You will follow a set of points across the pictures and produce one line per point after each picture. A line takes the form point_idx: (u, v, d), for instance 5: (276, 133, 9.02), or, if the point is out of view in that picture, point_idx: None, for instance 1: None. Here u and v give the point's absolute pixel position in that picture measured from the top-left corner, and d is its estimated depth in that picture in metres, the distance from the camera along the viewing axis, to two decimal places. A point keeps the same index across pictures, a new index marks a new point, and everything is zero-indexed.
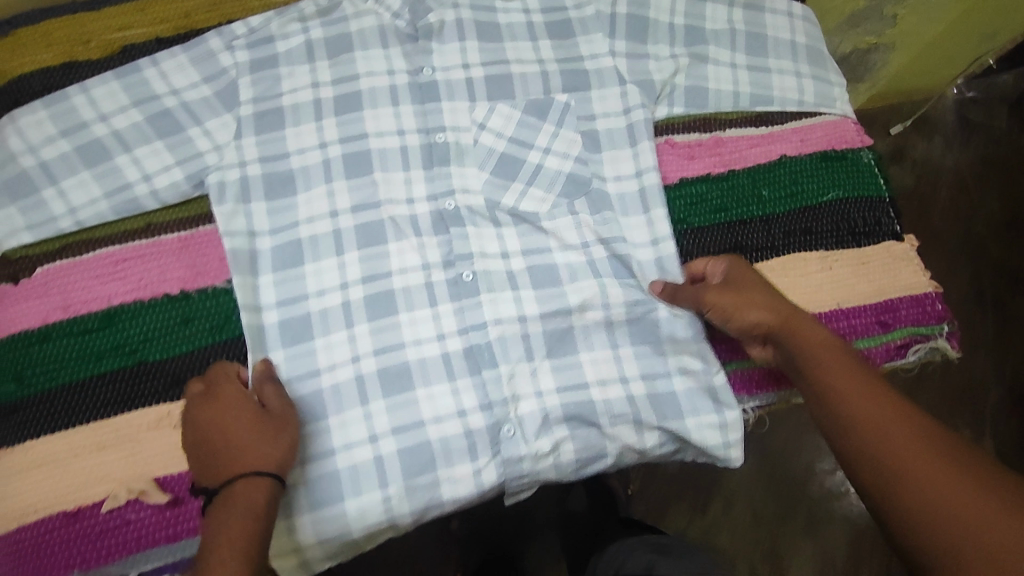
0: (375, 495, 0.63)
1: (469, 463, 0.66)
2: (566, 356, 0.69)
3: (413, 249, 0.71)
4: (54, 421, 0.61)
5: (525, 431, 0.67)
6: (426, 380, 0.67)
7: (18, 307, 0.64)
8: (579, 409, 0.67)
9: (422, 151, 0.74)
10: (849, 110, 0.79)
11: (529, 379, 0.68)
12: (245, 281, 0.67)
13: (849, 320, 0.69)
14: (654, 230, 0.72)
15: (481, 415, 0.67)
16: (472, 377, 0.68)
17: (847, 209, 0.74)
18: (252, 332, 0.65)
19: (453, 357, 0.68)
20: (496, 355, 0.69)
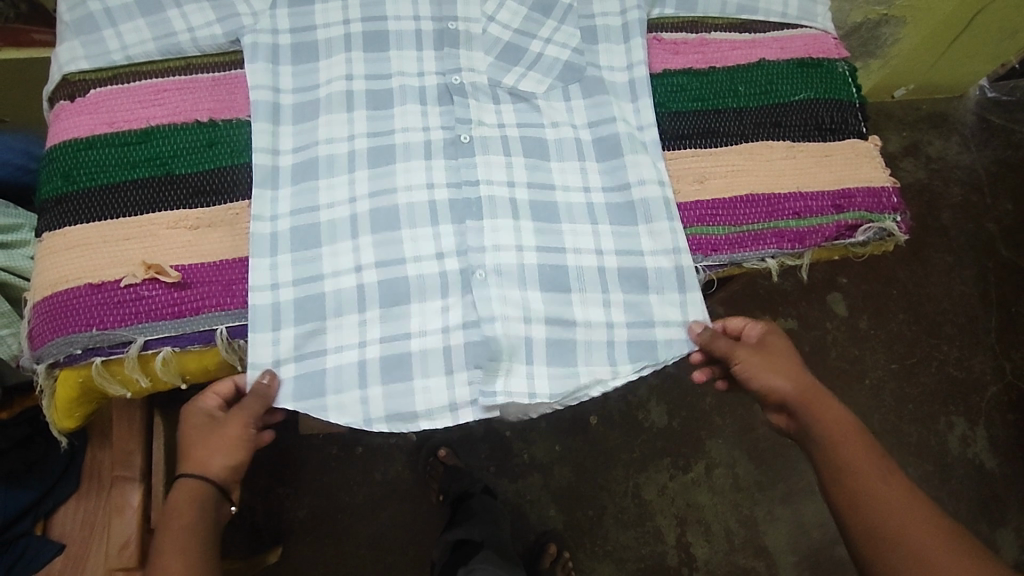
0: (354, 316, 0.69)
1: (439, 300, 0.70)
2: (551, 221, 0.73)
3: (416, 114, 0.75)
4: (91, 213, 0.70)
5: (498, 279, 0.70)
6: (412, 223, 0.71)
7: (71, 120, 0.74)
8: (555, 272, 0.71)
9: (433, 35, 0.79)
10: (829, 28, 0.86)
11: (512, 236, 0.72)
12: (261, 126, 0.73)
13: (805, 202, 0.74)
14: (640, 116, 0.77)
15: (457, 259, 0.71)
16: (455, 228, 0.72)
17: (816, 108, 0.80)
18: (261, 169, 0.72)
19: (440, 208, 0.72)
20: (482, 210, 0.72)
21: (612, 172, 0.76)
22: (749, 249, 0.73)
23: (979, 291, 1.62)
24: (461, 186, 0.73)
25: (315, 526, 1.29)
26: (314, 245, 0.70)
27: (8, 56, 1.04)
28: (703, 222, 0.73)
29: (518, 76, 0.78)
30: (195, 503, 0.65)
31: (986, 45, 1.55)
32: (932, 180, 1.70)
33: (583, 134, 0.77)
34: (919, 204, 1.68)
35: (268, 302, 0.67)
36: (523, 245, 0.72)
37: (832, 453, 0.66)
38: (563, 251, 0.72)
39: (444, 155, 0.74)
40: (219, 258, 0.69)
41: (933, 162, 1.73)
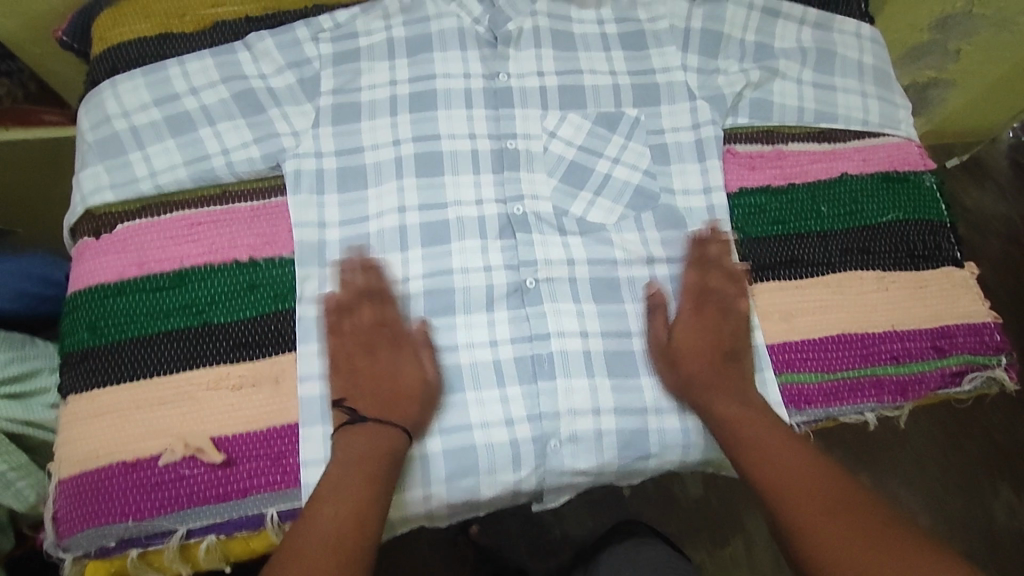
0: (417, 493, 0.62)
1: (511, 473, 0.63)
2: (628, 377, 0.66)
3: (475, 252, 0.70)
4: (120, 372, 0.63)
5: (574, 448, 0.64)
6: (477, 386, 0.65)
7: (96, 261, 0.67)
8: (634, 436, 0.64)
9: (492, 156, 0.74)
10: (913, 134, 0.79)
11: (587, 394, 0.65)
12: (308, 272, 0.68)
13: (904, 343, 0.68)
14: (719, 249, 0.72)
15: (529, 425, 0.64)
16: (523, 387, 0.65)
17: (907, 232, 0.73)
18: (307, 323, 0.66)
19: (505, 364, 0.66)
20: (556, 367, 0.66)
21: None
22: (846, 401, 0.67)
23: None
24: (532, 337, 0.67)
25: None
26: None
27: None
28: (794, 370, 0.67)
29: (586, 204, 0.73)
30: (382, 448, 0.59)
31: None
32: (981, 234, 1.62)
33: (658, 269, 0.71)
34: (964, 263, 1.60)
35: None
36: (601, 405, 0.65)
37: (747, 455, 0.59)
38: (643, 410, 0.65)
39: (506, 304, 0.69)
40: (265, 426, 0.62)
41: (980, 214, 1.64)
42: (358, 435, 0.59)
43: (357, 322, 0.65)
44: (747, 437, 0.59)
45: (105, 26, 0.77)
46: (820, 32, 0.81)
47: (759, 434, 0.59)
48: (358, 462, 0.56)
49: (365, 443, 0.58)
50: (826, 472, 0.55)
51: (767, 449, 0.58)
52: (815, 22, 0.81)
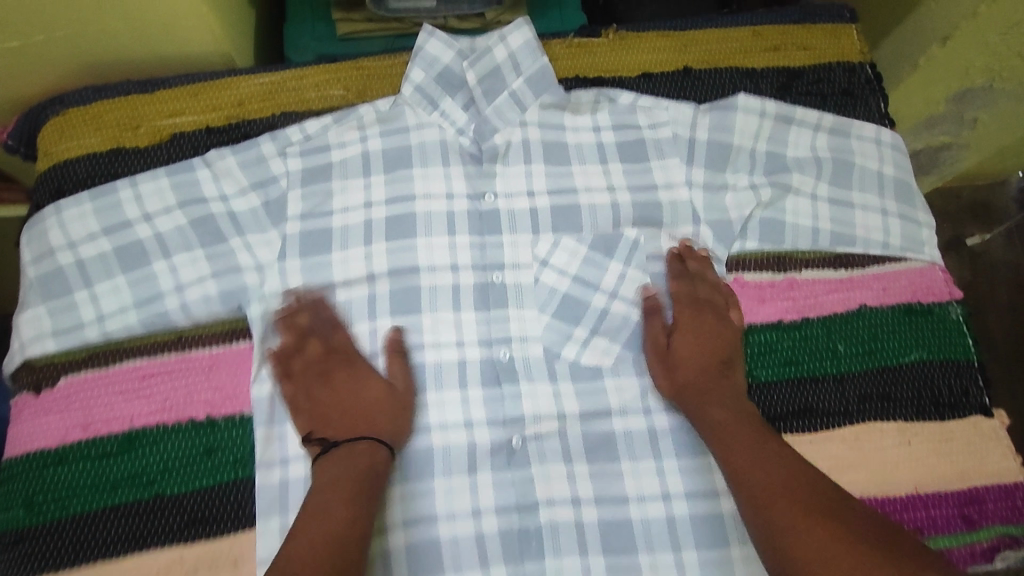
0: None
1: None
2: (623, 554, 0.60)
3: (457, 405, 0.64)
4: (61, 556, 0.57)
5: None
6: (458, 566, 0.59)
7: (36, 422, 0.61)
8: None
9: (476, 291, 0.68)
10: (937, 256, 0.72)
11: None
12: (269, 433, 0.62)
13: (929, 511, 0.62)
14: None
15: None
16: (509, 568, 0.60)
17: (931, 374, 0.67)
18: (269, 496, 0.60)
19: (488, 539, 0.60)
20: (546, 544, 0.60)
21: (696, 475, 0.63)
22: None
23: None
24: (519, 506, 0.61)
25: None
26: None
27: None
28: None
29: (580, 345, 0.67)
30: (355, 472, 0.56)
31: None
32: None
33: (659, 420, 0.64)
34: None
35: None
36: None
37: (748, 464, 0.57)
38: None
39: (491, 465, 0.62)
40: None
41: None
42: (337, 456, 0.56)
43: (307, 359, 0.62)
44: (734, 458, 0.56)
45: (51, 139, 0.70)
46: (836, 138, 0.74)
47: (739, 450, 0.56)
48: (348, 480, 0.54)
49: (346, 466, 0.56)
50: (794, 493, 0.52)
51: (750, 468, 0.54)
52: (831, 128, 0.74)
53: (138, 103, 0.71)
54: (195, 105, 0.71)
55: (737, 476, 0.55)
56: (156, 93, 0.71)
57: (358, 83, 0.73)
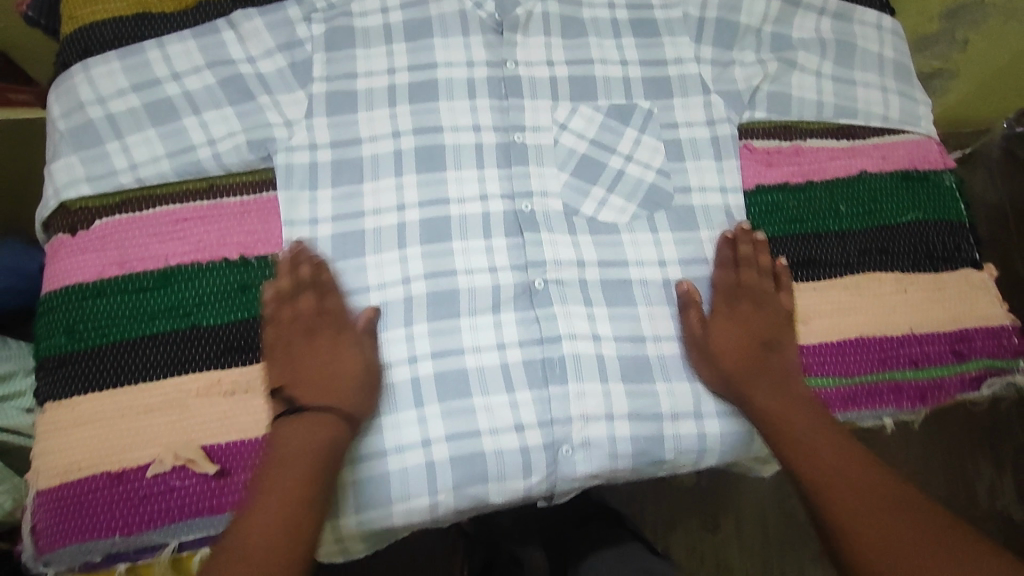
0: (424, 500, 0.60)
1: (521, 480, 0.61)
2: (641, 383, 0.64)
3: (480, 252, 0.66)
4: (103, 379, 0.60)
5: (586, 453, 0.62)
6: (485, 389, 0.62)
7: (72, 260, 0.63)
8: (649, 444, 0.63)
9: (497, 149, 0.69)
10: (933, 131, 0.77)
11: (600, 400, 0.63)
12: None
13: (922, 346, 0.67)
14: None
15: (540, 431, 0.62)
16: (533, 391, 0.63)
17: (925, 232, 0.71)
18: None
19: (513, 368, 0.63)
20: (568, 372, 0.63)
21: None
22: (864, 407, 0.65)
23: None
24: (543, 339, 0.64)
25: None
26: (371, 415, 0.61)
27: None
28: (813, 374, 0.65)
29: (597, 203, 0.69)
30: (308, 439, 0.55)
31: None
32: None
33: (671, 271, 0.68)
34: None
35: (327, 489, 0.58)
36: (614, 413, 0.63)
37: (793, 436, 0.58)
38: (660, 417, 0.63)
39: (514, 306, 0.65)
40: (262, 435, 0.59)
41: None
42: (291, 425, 0.56)
43: (297, 311, 0.60)
44: (786, 432, 0.59)
45: (76, 4, 0.71)
46: (840, 22, 0.77)
47: (797, 416, 0.59)
48: (293, 448, 0.54)
49: (301, 441, 0.55)
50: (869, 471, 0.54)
51: (808, 455, 0.57)
52: (836, 12, 0.77)
53: None
54: None
55: (792, 453, 0.57)
56: None
57: None
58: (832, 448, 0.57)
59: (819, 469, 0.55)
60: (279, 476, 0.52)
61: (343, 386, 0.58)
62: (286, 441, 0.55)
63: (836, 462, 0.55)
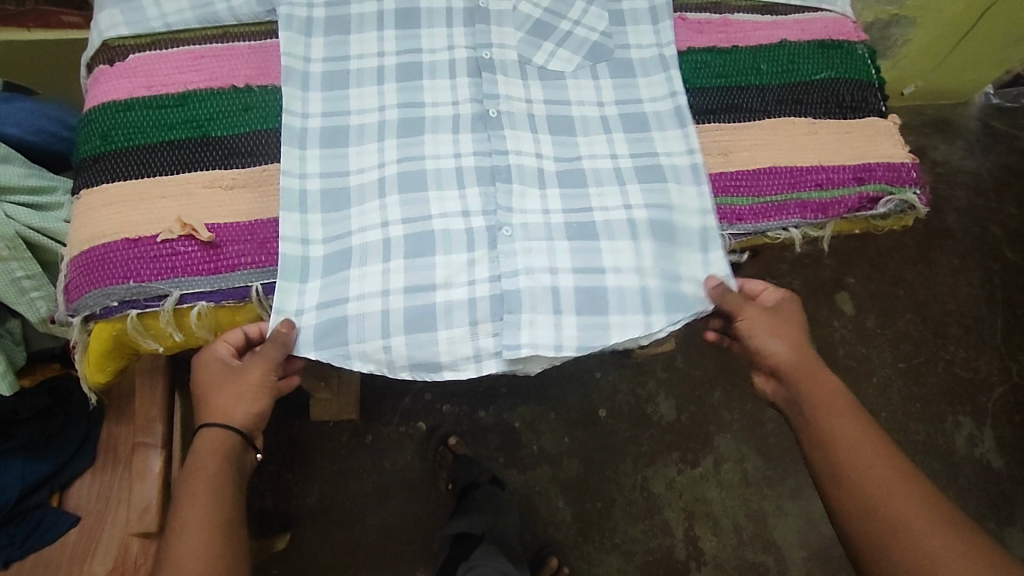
0: (377, 266, 0.69)
1: (465, 254, 0.71)
2: (577, 193, 0.74)
3: (446, 88, 0.77)
4: (127, 171, 0.72)
5: (524, 244, 0.71)
6: (439, 187, 0.72)
7: (110, 84, 0.76)
8: (580, 238, 0.72)
9: (464, 13, 0.81)
10: (848, 12, 0.88)
11: (539, 202, 0.73)
12: (292, 93, 0.75)
13: (827, 173, 0.76)
14: (673, 86, 0.79)
15: (483, 217, 0.72)
16: (483, 196, 0.73)
17: (837, 87, 0.82)
18: (290, 131, 0.73)
19: (466, 174, 0.73)
20: (512, 182, 0.73)
21: (639, 143, 0.77)
22: (772, 219, 0.74)
23: (994, 289, 1.64)
24: (492, 154, 0.74)
25: (317, 491, 1.36)
26: (344, 207, 0.72)
27: (40, 36, 1.05)
28: (728, 194, 0.75)
29: (547, 55, 0.80)
30: (218, 460, 0.65)
31: (993, 71, 1.67)
32: (954, 176, 1.73)
33: (609, 110, 0.78)
34: (949, 210, 1.69)
35: (299, 256, 0.69)
36: (550, 216, 0.72)
37: (820, 422, 0.67)
38: (591, 218, 0.73)
39: (471, 131, 0.75)
40: (253, 219, 0.70)
41: (958, 181, 1.73)
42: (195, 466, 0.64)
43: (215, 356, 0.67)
44: (829, 434, 0.67)
45: None
46: None
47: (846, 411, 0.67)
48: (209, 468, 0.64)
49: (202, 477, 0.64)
50: (887, 461, 0.64)
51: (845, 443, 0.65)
52: None
53: None
54: None
55: (829, 450, 0.66)
56: None
57: None
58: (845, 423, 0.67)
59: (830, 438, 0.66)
60: (189, 520, 0.61)
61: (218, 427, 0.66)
62: (194, 482, 0.63)
63: (880, 483, 0.63)
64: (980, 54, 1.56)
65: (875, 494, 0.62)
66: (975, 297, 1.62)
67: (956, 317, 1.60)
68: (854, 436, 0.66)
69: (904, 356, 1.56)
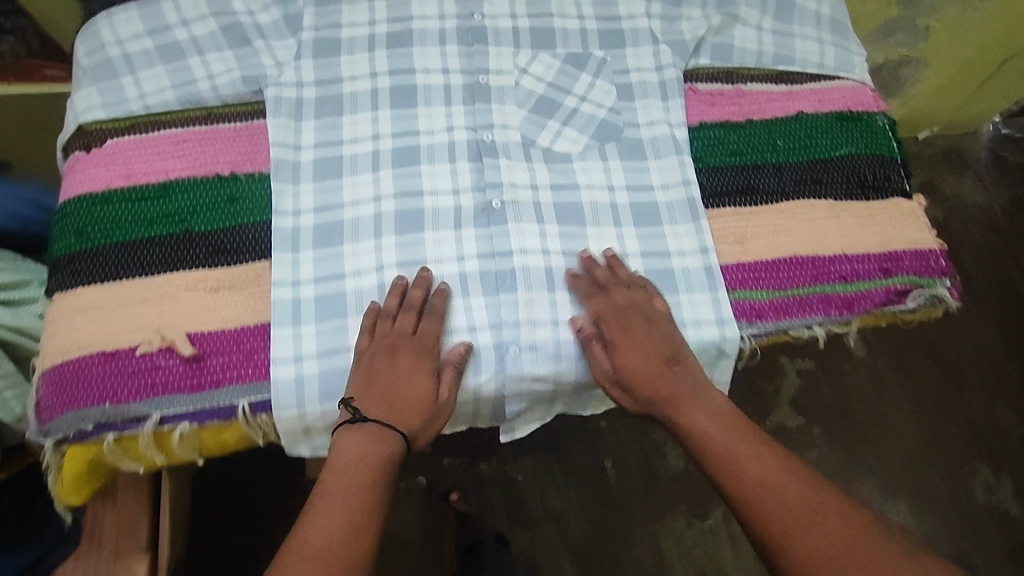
0: None
1: (471, 377, 0.66)
2: (585, 293, 0.69)
3: (446, 175, 0.73)
4: (104, 272, 0.67)
5: (532, 355, 0.67)
6: (441, 295, 0.68)
7: (85, 173, 0.71)
8: (590, 346, 0.67)
9: (463, 90, 0.77)
10: (867, 78, 0.83)
11: (547, 307, 0.68)
12: (281, 189, 0.71)
13: (852, 264, 0.72)
14: (686, 173, 0.75)
15: (491, 333, 0.67)
16: (486, 299, 0.68)
17: (858, 164, 0.77)
18: (281, 234, 0.69)
19: (469, 278, 0.69)
20: (517, 282, 0.69)
21: (651, 237, 0.72)
22: (796, 316, 0.69)
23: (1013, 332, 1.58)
24: (495, 254, 0.70)
25: None
26: (341, 316, 0.67)
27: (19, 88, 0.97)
28: (746, 288, 0.70)
29: (553, 135, 0.76)
30: (367, 450, 0.58)
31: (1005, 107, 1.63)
32: (967, 214, 1.68)
33: (620, 195, 0.74)
34: (963, 249, 1.64)
35: (293, 379, 0.64)
36: (560, 319, 0.68)
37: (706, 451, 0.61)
38: None
39: (474, 223, 0.71)
40: (239, 326, 0.65)
41: (973, 219, 1.68)
42: (357, 442, 0.59)
43: (393, 326, 0.64)
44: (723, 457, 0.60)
45: None
46: None
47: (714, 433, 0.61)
48: (352, 477, 0.56)
49: (356, 453, 0.58)
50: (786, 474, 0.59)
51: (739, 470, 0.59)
52: None
53: None
54: None
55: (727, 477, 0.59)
56: None
57: None
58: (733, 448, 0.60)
59: (744, 485, 0.58)
60: (334, 491, 0.55)
61: (403, 409, 0.61)
62: (343, 474, 0.57)
63: (791, 508, 0.56)
64: (993, 93, 1.52)
65: (794, 519, 0.56)
66: (992, 340, 1.57)
67: (975, 362, 1.54)
68: (745, 459, 0.60)
69: (921, 404, 1.50)
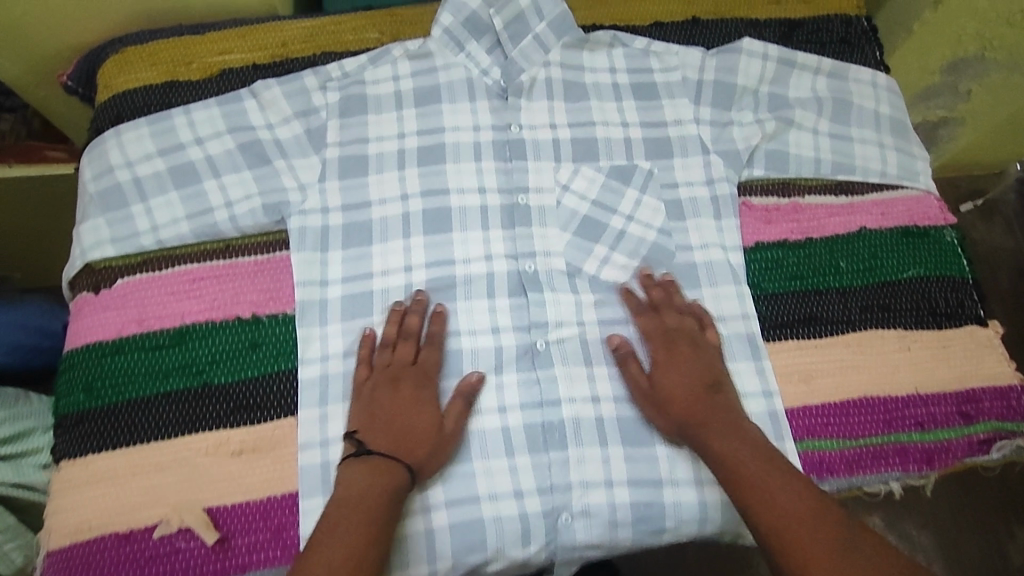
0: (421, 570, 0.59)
1: (520, 549, 0.61)
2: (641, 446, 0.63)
3: (484, 311, 0.67)
4: (116, 435, 0.61)
5: (585, 522, 0.61)
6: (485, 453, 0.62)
7: (96, 317, 0.65)
8: (647, 508, 0.62)
9: (501, 211, 0.71)
10: (931, 185, 0.78)
11: (600, 467, 0.62)
12: (308, 333, 0.65)
13: (929, 407, 0.67)
14: (743, 305, 0.69)
15: (539, 497, 0.62)
16: (533, 457, 0.63)
17: (927, 288, 0.72)
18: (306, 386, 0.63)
19: (513, 433, 0.63)
20: (568, 437, 0.63)
21: None
22: (869, 471, 0.65)
23: None
24: (543, 403, 0.65)
25: None
26: None
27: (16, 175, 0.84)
28: (816, 436, 0.65)
29: (599, 262, 0.70)
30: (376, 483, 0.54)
31: None
32: None
33: None
34: None
35: None
36: (614, 480, 0.62)
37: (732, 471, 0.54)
38: (659, 483, 0.62)
39: (517, 367, 0.66)
40: (264, 497, 0.60)
41: None
42: (361, 470, 0.55)
43: (393, 357, 0.62)
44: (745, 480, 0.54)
45: (110, 74, 0.74)
46: (835, 81, 0.78)
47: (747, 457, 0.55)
48: (362, 507, 0.53)
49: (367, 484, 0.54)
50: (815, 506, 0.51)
51: (777, 495, 0.52)
52: (831, 71, 0.78)
53: (192, 45, 0.75)
54: (244, 45, 0.76)
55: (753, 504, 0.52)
56: (208, 35, 0.76)
57: (392, 28, 0.79)
58: (770, 476, 0.53)
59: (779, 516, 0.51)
60: (343, 525, 0.51)
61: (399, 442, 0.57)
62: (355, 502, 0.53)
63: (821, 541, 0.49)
64: None
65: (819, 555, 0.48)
66: None
67: None
68: (778, 485, 0.52)
69: None
